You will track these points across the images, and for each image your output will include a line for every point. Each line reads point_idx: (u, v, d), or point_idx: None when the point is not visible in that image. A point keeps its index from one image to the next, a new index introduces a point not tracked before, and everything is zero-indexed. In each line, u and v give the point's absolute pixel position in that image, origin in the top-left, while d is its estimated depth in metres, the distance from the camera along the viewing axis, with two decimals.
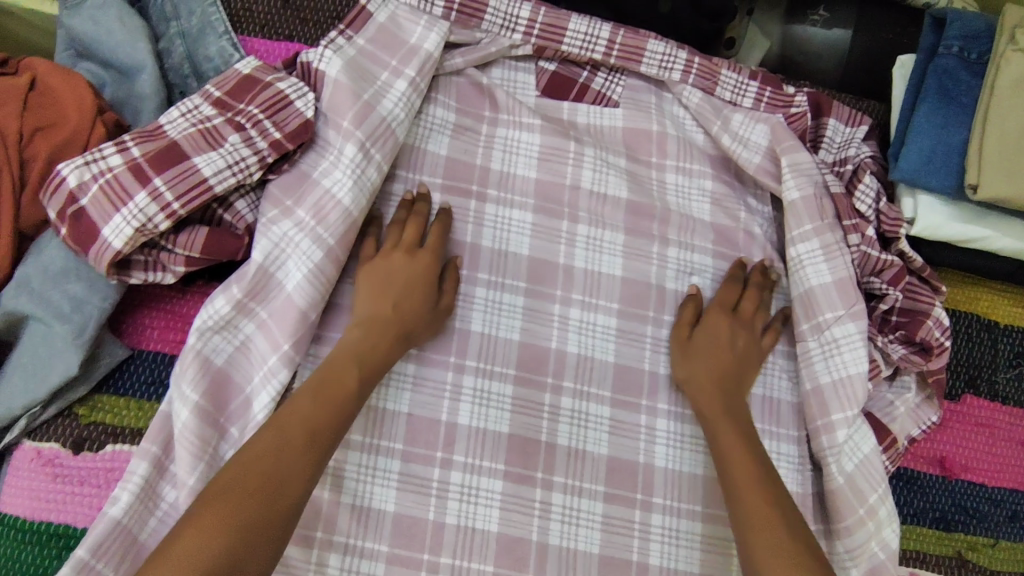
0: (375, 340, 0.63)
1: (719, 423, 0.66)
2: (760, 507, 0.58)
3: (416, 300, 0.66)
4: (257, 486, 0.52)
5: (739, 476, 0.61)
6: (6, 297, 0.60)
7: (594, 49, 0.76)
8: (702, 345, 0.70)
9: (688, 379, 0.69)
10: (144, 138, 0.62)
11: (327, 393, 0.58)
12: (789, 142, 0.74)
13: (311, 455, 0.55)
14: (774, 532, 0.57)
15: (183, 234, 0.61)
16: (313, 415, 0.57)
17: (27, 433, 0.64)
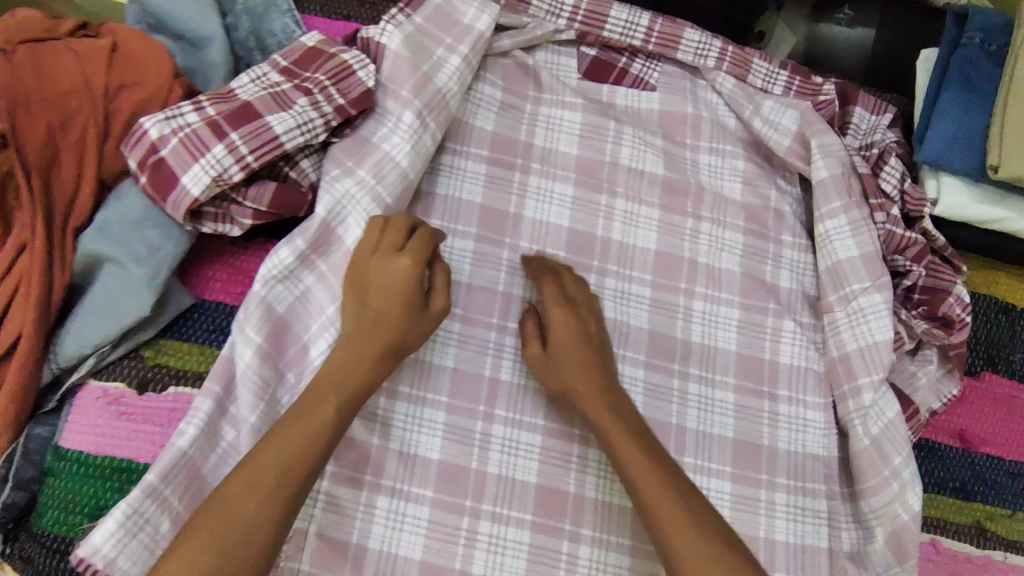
0: (355, 361, 0.61)
1: (608, 428, 0.64)
2: (669, 511, 0.58)
3: (396, 315, 0.62)
4: (219, 534, 0.51)
5: (646, 489, 0.60)
6: (86, 239, 0.64)
7: (634, 35, 0.81)
8: (554, 351, 0.68)
9: (559, 387, 0.68)
10: (219, 98, 0.67)
11: (296, 426, 0.56)
12: (819, 125, 0.78)
13: (278, 494, 0.53)
14: (682, 539, 0.56)
15: (253, 187, 0.66)
16: (281, 448, 0.55)
17: (94, 373, 0.68)
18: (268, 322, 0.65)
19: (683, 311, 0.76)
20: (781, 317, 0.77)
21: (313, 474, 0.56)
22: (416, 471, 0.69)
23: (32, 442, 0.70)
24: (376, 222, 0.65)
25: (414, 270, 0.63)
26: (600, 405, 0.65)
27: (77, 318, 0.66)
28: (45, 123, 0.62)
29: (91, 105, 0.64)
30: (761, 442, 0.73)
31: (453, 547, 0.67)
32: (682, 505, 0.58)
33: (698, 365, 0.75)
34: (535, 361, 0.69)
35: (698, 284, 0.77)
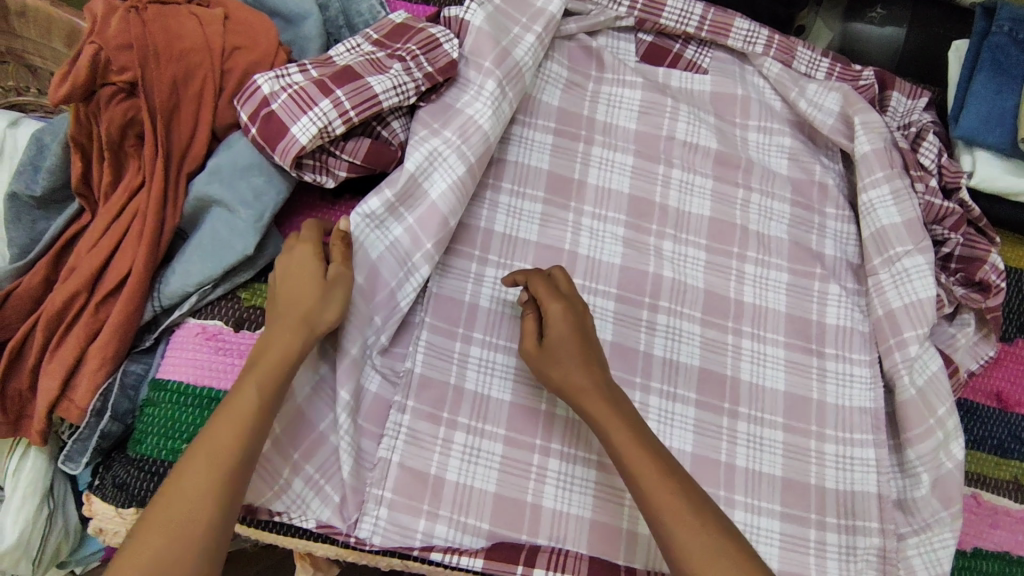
0: (270, 351, 0.61)
1: (611, 427, 0.62)
2: (674, 507, 0.58)
3: (300, 295, 0.63)
4: (161, 531, 0.52)
5: (650, 487, 0.59)
6: (199, 184, 0.70)
7: (689, 23, 0.88)
8: (555, 348, 0.66)
9: (562, 384, 0.65)
10: (321, 63, 0.73)
11: (226, 417, 0.57)
12: (861, 105, 0.84)
13: (215, 483, 0.55)
14: (689, 534, 0.57)
15: (351, 142, 0.72)
16: (211, 444, 0.56)
17: (193, 312, 0.74)
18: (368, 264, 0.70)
19: (735, 273, 0.82)
20: (827, 281, 0.82)
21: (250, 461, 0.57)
22: (490, 411, 0.73)
23: (128, 377, 0.74)
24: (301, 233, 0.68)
25: (314, 251, 0.65)
26: (599, 401, 0.63)
27: (183, 257, 0.71)
28: (171, 75, 0.68)
29: (209, 63, 0.70)
30: (811, 395, 0.78)
31: (525, 481, 0.71)
32: (685, 502, 0.58)
33: (750, 323, 0.80)
34: (533, 358, 0.67)
35: (750, 250, 0.83)
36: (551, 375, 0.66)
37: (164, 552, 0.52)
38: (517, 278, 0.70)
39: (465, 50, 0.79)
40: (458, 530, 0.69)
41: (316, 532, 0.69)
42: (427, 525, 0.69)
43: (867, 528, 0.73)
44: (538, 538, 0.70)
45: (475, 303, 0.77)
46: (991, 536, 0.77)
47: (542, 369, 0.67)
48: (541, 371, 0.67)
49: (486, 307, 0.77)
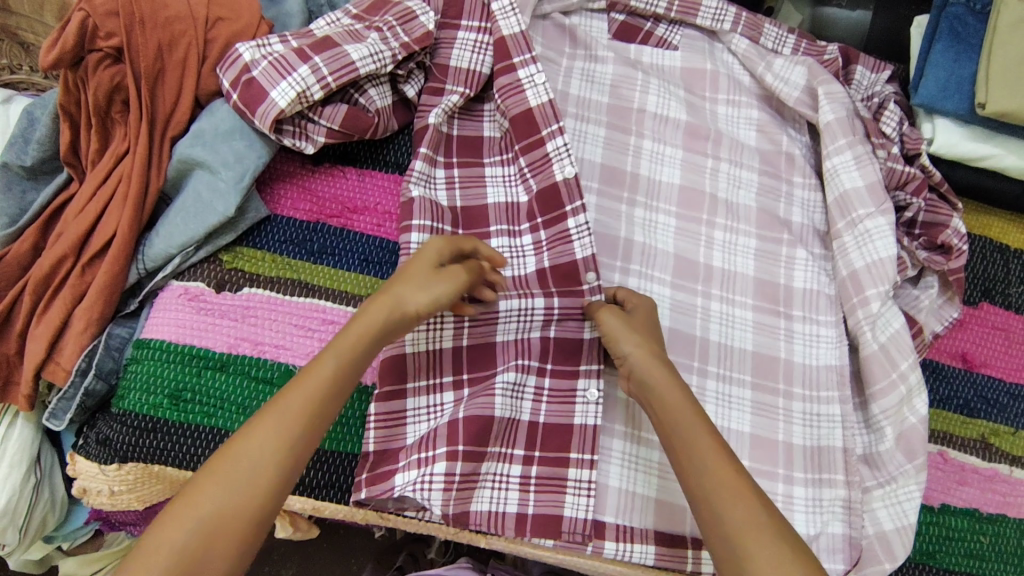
0: (362, 329, 0.62)
1: (673, 395, 0.63)
2: (734, 485, 0.57)
3: (408, 284, 0.64)
4: (232, 477, 0.54)
5: (707, 455, 0.59)
6: (182, 147, 0.73)
7: (658, 5, 0.91)
8: (637, 318, 0.70)
9: (634, 354, 0.66)
10: (301, 35, 0.77)
11: (302, 382, 0.59)
12: (824, 76, 0.87)
13: (278, 454, 0.56)
14: (747, 515, 0.56)
15: (328, 108, 0.75)
16: (289, 406, 0.57)
17: (176, 275, 0.75)
18: (548, 251, 0.79)
19: (705, 238, 0.84)
20: (794, 246, 0.84)
21: (311, 445, 0.58)
22: (494, 358, 0.74)
23: (113, 340, 0.76)
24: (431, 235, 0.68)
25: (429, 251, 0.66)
26: (663, 371, 0.64)
27: (166, 220, 0.74)
28: (156, 42, 0.71)
29: (194, 31, 0.73)
30: (779, 355, 0.79)
31: (514, 434, 0.71)
32: (747, 483, 0.58)
33: (719, 286, 0.82)
34: (615, 321, 0.68)
35: (719, 216, 0.85)
36: (629, 346, 0.67)
37: (218, 506, 0.53)
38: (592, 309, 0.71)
39: (458, 35, 0.84)
40: (426, 489, 0.67)
41: (332, 487, 0.71)
42: (422, 473, 0.68)
43: (833, 480, 0.74)
44: (534, 496, 0.70)
45: None
46: (958, 492, 0.78)
47: (620, 332, 0.68)
48: (611, 336, 0.68)
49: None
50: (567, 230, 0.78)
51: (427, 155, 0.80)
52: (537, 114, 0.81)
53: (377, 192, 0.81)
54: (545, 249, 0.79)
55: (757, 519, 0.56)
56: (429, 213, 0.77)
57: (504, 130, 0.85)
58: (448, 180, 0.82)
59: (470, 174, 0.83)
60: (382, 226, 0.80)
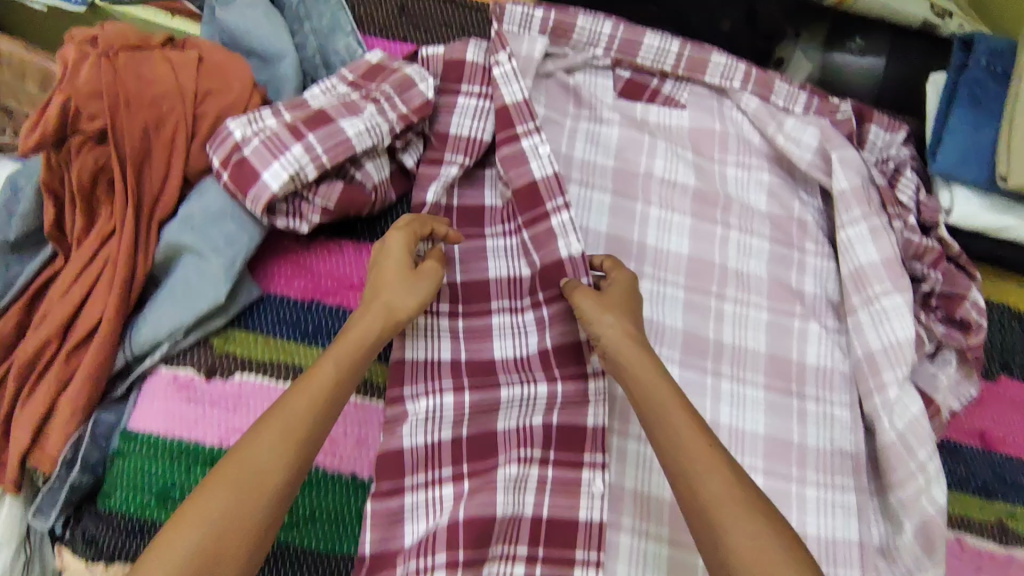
0: (357, 331, 0.64)
1: (648, 377, 0.65)
2: (707, 460, 0.59)
3: (394, 284, 0.67)
4: (239, 478, 0.55)
5: (681, 430, 0.61)
6: (170, 232, 0.69)
7: (665, 62, 0.88)
8: (613, 296, 0.70)
9: (608, 334, 0.67)
10: (295, 107, 0.73)
11: (301, 386, 0.60)
12: (838, 140, 0.84)
13: (283, 458, 0.56)
14: (722, 484, 0.58)
15: (323, 186, 0.72)
16: (292, 408, 0.59)
17: (164, 360, 0.72)
18: (550, 329, 0.76)
19: (715, 312, 0.81)
20: (807, 319, 0.81)
21: (313, 447, 0.59)
22: (495, 450, 0.71)
23: (100, 427, 0.73)
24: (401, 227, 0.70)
25: (409, 249, 0.69)
26: (637, 351, 0.66)
27: (154, 305, 0.70)
28: (142, 124, 0.67)
29: (182, 108, 0.69)
30: (792, 439, 0.76)
31: (517, 531, 0.69)
32: (721, 456, 0.60)
33: (729, 364, 0.79)
34: (589, 302, 0.69)
35: (728, 287, 0.82)
36: (603, 325, 0.68)
37: (226, 510, 0.53)
38: (567, 287, 0.72)
39: (458, 101, 0.81)
40: None
41: None
42: None
43: None
44: None
45: (455, 336, 0.76)
46: None
47: (596, 313, 0.68)
48: (585, 318, 0.69)
49: (493, 358, 0.76)
50: (570, 308, 0.75)
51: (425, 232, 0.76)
52: (540, 187, 0.77)
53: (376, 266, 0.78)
54: (547, 327, 0.76)
55: (732, 493, 0.57)
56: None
57: (505, 199, 0.82)
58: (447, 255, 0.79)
59: (471, 247, 0.80)
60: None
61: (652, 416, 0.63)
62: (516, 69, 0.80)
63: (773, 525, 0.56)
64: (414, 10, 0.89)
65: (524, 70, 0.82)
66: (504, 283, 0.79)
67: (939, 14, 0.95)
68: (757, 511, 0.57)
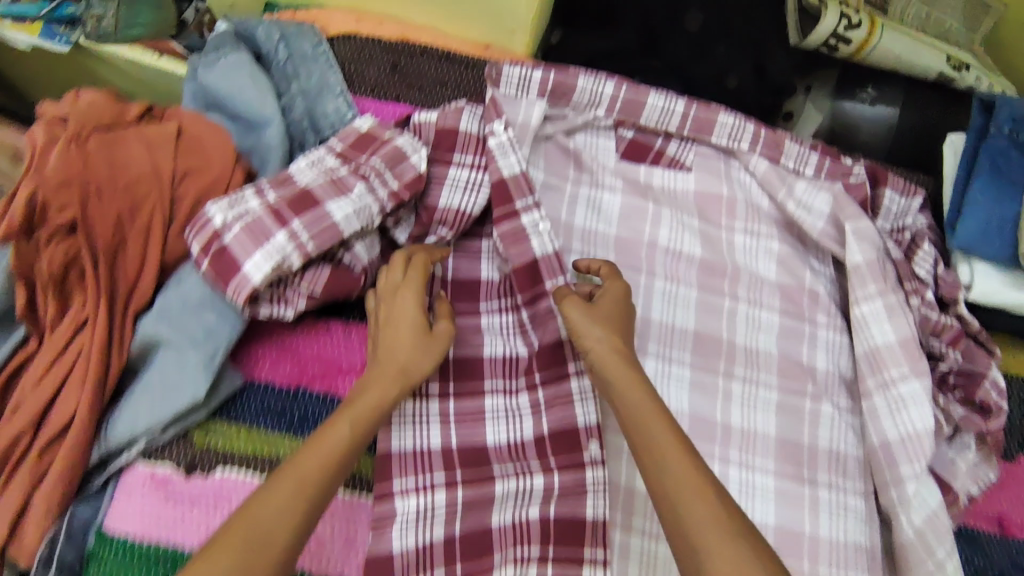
0: (370, 390, 0.62)
1: (634, 394, 0.62)
2: (692, 481, 0.56)
3: (408, 342, 0.64)
4: (243, 543, 0.52)
5: (662, 446, 0.58)
6: (146, 325, 0.65)
7: (670, 122, 0.84)
8: (602, 309, 0.68)
9: (596, 349, 0.65)
10: (280, 184, 0.69)
11: (311, 448, 0.58)
12: (852, 209, 0.80)
13: (290, 522, 0.54)
14: (702, 502, 0.55)
15: (309, 272, 0.68)
16: (301, 468, 0.56)
17: (142, 455, 0.68)
18: (547, 414, 0.72)
19: (722, 392, 0.77)
20: (819, 399, 0.78)
21: (319, 512, 0.56)
22: (490, 549, 0.68)
23: (76, 521, 0.67)
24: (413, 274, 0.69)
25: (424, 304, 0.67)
26: (623, 366, 0.64)
27: (130, 399, 0.67)
28: (115, 211, 0.63)
29: (159, 192, 0.65)
30: (803, 530, 0.72)
31: None
32: (706, 476, 0.57)
33: (737, 449, 0.75)
34: (578, 315, 0.67)
35: (737, 365, 0.78)
36: (591, 337, 0.65)
37: None
38: (559, 294, 0.70)
39: (450, 171, 0.77)
40: None
41: None
42: None
43: None
44: None
45: (446, 422, 0.72)
46: None
47: (585, 326, 0.66)
48: (574, 331, 0.67)
49: (486, 445, 0.72)
50: (569, 393, 0.72)
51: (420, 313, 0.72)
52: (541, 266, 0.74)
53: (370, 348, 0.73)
54: (544, 411, 0.72)
55: (716, 514, 0.54)
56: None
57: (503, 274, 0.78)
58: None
59: (466, 326, 0.76)
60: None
61: (635, 431, 0.60)
62: (512, 139, 0.76)
63: (758, 550, 0.52)
64: (407, 68, 0.85)
65: (523, 138, 0.79)
66: (500, 365, 0.75)
67: (955, 67, 0.91)
68: (742, 533, 0.53)
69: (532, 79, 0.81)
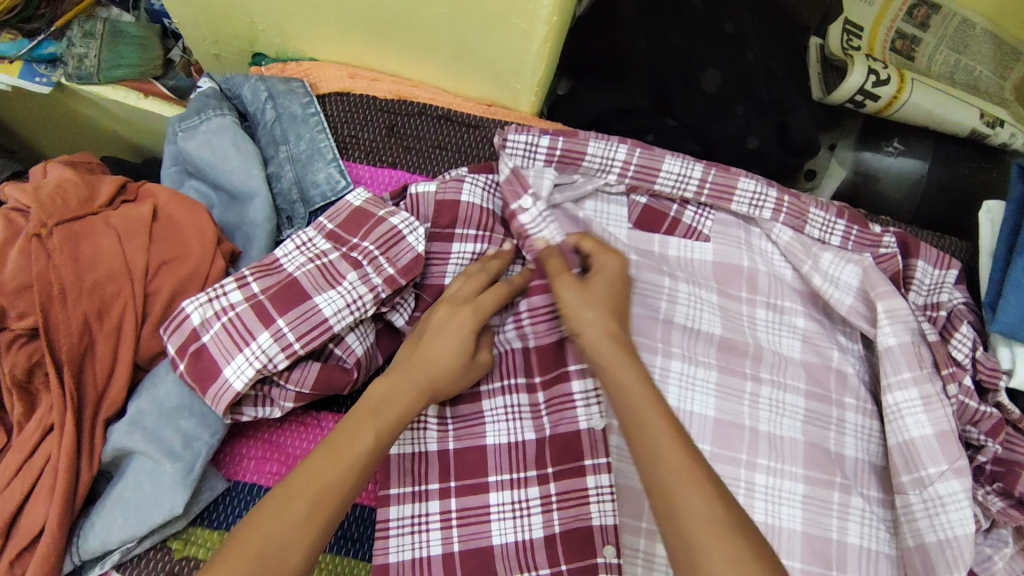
0: (396, 392, 0.58)
1: (624, 374, 0.56)
2: (681, 463, 0.50)
3: (448, 358, 0.61)
4: (260, 552, 0.48)
5: (648, 423, 0.52)
6: (118, 434, 0.60)
7: (686, 189, 0.78)
8: (596, 285, 0.62)
9: (587, 333, 0.59)
10: (264, 273, 0.65)
11: (336, 451, 0.53)
12: (884, 287, 0.73)
13: (311, 533, 0.49)
14: (685, 480, 0.49)
15: (296, 370, 0.63)
16: (323, 472, 0.52)
17: (116, 565, 0.61)
18: (559, 511, 0.67)
19: (744, 486, 0.70)
20: (848, 491, 0.71)
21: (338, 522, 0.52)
22: None
23: None
24: (467, 273, 0.67)
25: (469, 315, 0.63)
26: (614, 347, 0.58)
27: (99, 515, 0.60)
28: (81, 317, 0.58)
29: (130, 288, 0.61)
30: None
31: None
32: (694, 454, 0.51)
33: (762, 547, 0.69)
34: (570, 294, 0.61)
35: (759, 455, 0.72)
36: (582, 323, 0.60)
37: None
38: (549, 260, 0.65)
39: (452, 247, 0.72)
40: None
41: None
42: None
43: None
44: None
45: (447, 527, 0.66)
46: None
47: (574, 306, 0.61)
48: (566, 312, 0.61)
49: (489, 549, 0.66)
50: (584, 489, 0.66)
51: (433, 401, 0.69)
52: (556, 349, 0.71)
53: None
54: (555, 509, 0.67)
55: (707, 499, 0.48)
56: (409, 476, 0.67)
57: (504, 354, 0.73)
58: (438, 424, 0.70)
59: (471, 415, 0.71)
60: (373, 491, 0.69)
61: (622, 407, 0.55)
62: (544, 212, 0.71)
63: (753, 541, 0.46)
64: (405, 129, 0.79)
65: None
66: (503, 458, 0.69)
67: (989, 124, 0.85)
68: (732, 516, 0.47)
69: (540, 145, 0.76)
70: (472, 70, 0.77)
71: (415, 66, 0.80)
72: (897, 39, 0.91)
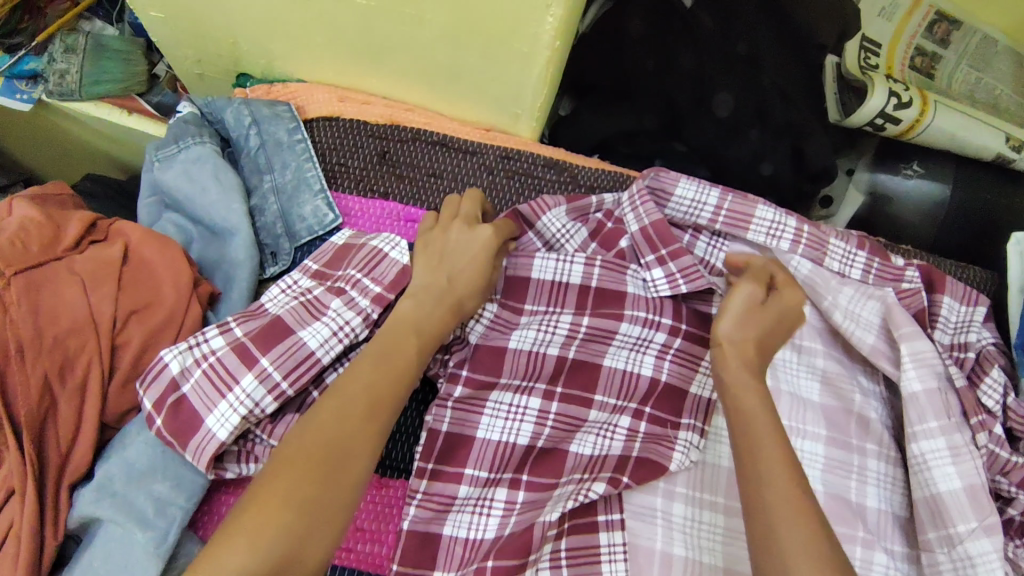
0: (432, 307, 0.58)
1: (748, 402, 0.53)
2: (796, 500, 0.47)
3: (478, 269, 0.60)
4: (324, 452, 0.48)
5: (766, 453, 0.50)
6: (83, 501, 0.55)
7: (699, 215, 0.73)
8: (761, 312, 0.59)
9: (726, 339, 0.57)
10: (247, 316, 0.61)
11: (384, 364, 0.54)
12: (908, 327, 0.69)
13: (369, 436, 0.50)
14: (776, 480, 0.48)
15: (280, 424, 0.59)
16: (370, 382, 0.52)
17: None
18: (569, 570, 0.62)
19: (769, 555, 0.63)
20: (871, 547, 0.66)
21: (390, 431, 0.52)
22: None
23: None
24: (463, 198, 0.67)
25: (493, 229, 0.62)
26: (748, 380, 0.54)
27: None
28: (41, 374, 0.54)
29: (97, 341, 0.57)
30: None
31: None
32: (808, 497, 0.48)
33: None
34: (739, 300, 0.59)
35: None
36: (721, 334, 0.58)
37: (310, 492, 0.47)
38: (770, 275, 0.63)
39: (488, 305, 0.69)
40: None
41: None
42: None
43: None
44: None
45: None
46: None
47: (742, 323, 0.58)
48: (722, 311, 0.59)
49: None
50: (597, 547, 0.63)
51: (486, 479, 0.65)
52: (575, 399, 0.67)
53: (370, 511, 0.65)
54: (564, 567, 0.62)
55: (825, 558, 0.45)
56: (456, 561, 0.63)
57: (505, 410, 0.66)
58: (478, 501, 0.64)
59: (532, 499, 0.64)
60: (382, 559, 0.64)
61: (733, 415, 0.53)
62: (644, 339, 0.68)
63: None
64: (396, 155, 0.75)
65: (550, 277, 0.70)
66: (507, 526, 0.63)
67: (1014, 147, 0.80)
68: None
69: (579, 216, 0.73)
70: (469, 95, 0.73)
71: (407, 89, 0.75)
72: (917, 56, 0.86)
